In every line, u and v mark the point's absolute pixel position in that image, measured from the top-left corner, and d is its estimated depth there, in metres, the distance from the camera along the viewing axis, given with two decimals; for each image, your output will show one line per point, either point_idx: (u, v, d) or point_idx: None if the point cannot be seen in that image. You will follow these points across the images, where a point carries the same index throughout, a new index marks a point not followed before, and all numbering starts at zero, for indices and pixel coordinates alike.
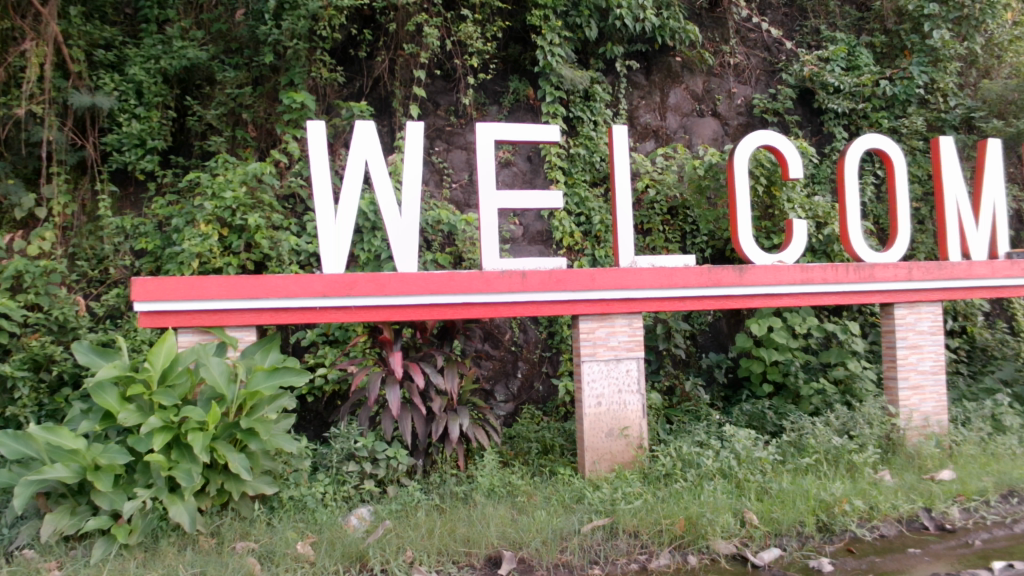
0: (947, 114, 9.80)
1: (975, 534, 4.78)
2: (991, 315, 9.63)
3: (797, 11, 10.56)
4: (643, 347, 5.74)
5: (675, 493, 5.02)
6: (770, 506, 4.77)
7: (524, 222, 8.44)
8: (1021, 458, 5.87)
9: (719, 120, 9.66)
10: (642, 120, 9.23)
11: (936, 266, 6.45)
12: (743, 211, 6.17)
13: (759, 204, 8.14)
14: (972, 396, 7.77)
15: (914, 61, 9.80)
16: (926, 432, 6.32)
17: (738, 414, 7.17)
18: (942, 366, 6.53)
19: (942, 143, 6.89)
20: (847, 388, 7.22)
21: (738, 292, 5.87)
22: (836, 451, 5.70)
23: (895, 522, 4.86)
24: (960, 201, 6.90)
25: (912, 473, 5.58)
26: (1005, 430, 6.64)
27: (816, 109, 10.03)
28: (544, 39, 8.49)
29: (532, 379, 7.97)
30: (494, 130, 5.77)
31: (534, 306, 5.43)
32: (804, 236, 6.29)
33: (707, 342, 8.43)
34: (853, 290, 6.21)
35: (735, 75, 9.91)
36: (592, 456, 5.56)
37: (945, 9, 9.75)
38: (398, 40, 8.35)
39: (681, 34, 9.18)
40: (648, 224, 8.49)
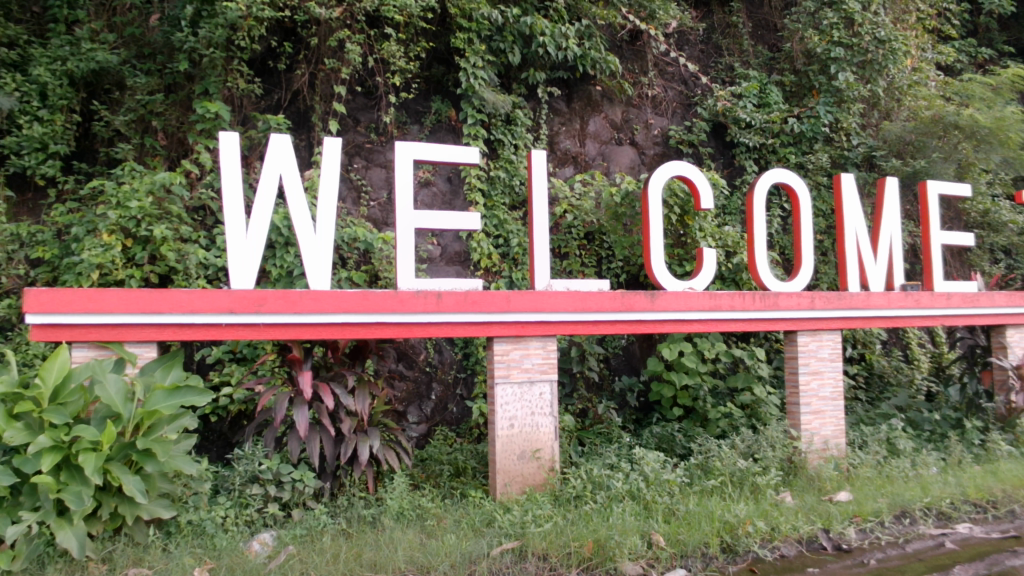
0: (850, 152, 10.38)
1: (870, 554, 4.97)
2: (888, 343, 10.14)
3: (712, 48, 11.06)
4: (556, 370, 5.79)
5: (585, 515, 5.07)
6: (677, 528, 4.86)
7: (442, 242, 8.42)
8: (912, 480, 6.17)
9: (636, 149, 9.91)
10: (562, 146, 9.40)
11: (836, 297, 6.76)
12: (656, 238, 6.31)
13: (672, 232, 8.36)
14: (869, 421, 8.14)
15: (821, 101, 10.32)
16: (825, 456, 6.59)
17: (648, 436, 7.31)
18: (841, 392, 6.82)
19: (843, 179, 7.25)
20: (752, 412, 7.46)
21: (649, 317, 5.99)
22: (740, 473, 5.88)
23: (794, 542, 5.00)
24: (859, 234, 7.24)
25: (811, 494, 5.79)
26: (899, 453, 6.97)
27: (728, 143, 10.41)
28: (467, 61, 8.60)
29: (446, 401, 7.94)
30: (413, 150, 5.73)
31: (448, 327, 5.40)
32: (713, 264, 6.48)
33: (619, 365, 8.58)
34: (758, 317, 6.43)
35: (652, 107, 10.21)
36: (503, 478, 5.53)
37: (850, 53, 10.28)
38: (318, 54, 8.27)
39: (601, 64, 9.40)
40: (565, 248, 8.62)
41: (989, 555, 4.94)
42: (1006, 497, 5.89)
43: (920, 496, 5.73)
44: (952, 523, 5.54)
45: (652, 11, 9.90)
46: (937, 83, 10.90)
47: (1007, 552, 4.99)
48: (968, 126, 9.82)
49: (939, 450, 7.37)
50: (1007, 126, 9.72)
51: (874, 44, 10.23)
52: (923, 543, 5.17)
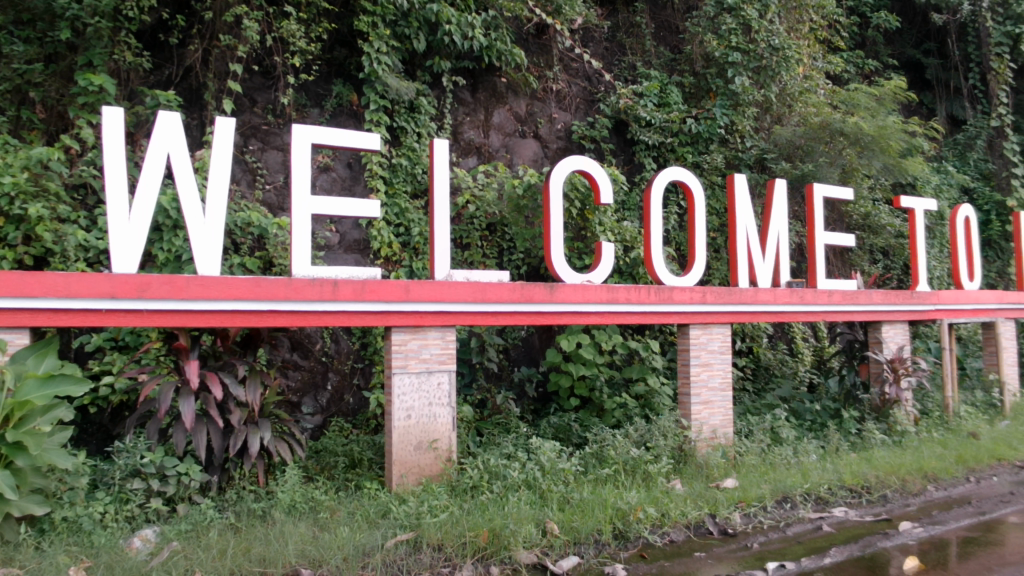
0: (743, 154, 10.83)
1: (753, 537, 5.20)
2: (775, 337, 10.67)
3: (616, 47, 11.31)
4: (455, 360, 5.78)
5: (481, 505, 5.10)
6: (570, 517, 4.95)
7: (341, 229, 8.29)
8: (793, 467, 6.51)
9: (540, 142, 10.01)
10: (466, 136, 9.39)
11: (726, 291, 7.03)
12: (556, 232, 6.38)
13: (573, 226, 8.49)
14: (755, 411, 8.54)
15: (718, 103, 10.71)
16: (713, 444, 6.86)
17: (546, 427, 7.43)
18: (729, 383, 7.10)
19: (737, 179, 7.52)
20: (646, 403, 7.67)
21: (548, 309, 6.07)
22: (633, 461, 6.07)
23: (683, 528, 5.19)
24: (749, 232, 7.54)
25: (700, 481, 6.02)
26: (781, 442, 7.33)
27: (629, 140, 10.64)
28: (371, 46, 8.45)
29: (342, 392, 7.83)
30: (312, 133, 5.58)
31: (344, 316, 5.30)
32: (611, 258, 6.62)
33: (519, 356, 8.66)
34: (653, 311, 6.62)
35: (556, 101, 10.33)
36: (399, 469, 5.48)
37: (746, 58, 10.69)
38: (213, 30, 7.97)
39: (507, 56, 9.45)
40: (466, 239, 8.62)
41: (862, 537, 5.19)
42: (878, 482, 6.27)
43: (800, 482, 6.05)
44: (828, 507, 5.87)
45: (557, 6, 10.00)
46: (825, 91, 11.50)
47: (877, 534, 5.24)
48: (853, 133, 10.39)
49: (818, 438, 7.82)
50: (887, 135, 10.34)
51: (769, 51, 10.68)
52: (802, 526, 5.45)
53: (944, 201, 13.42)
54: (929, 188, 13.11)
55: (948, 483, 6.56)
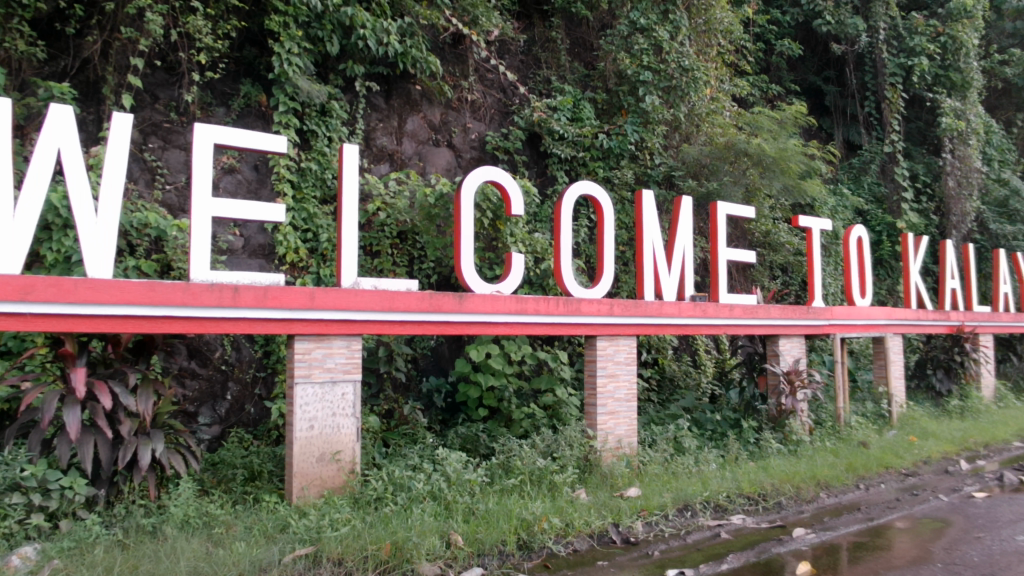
0: (652, 171, 11.14)
1: (654, 545, 5.30)
2: (680, 349, 11.02)
3: (531, 60, 11.47)
4: (360, 370, 5.68)
5: (384, 517, 5.03)
6: (475, 528, 4.95)
7: (245, 233, 8.10)
8: (694, 476, 6.71)
9: (453, 152, 10.01)
10: (379, 143, 9.33)
11: (633, 304, 7.18)
12: (466, 242, 6.36)
13: (484, 236, 8.52)
14: (659, 421, 8.76)
15: (629, 120, 10.98)
16: (618, 453, 6.98)
17: (453, 437, 7.41)
18: (634, 394, 7.24)
19: (644, 195, 7.70)
20: (554, 413, 7.74)
21: (457, 319, 6.05)
22: (539, 472, 6.13)
23: (586, 537, 5.25)
24: (656, 247, 7.73)
25: (604, 490, 6.12)
26: (684, 451, 7.54)
27: (541, 153, 10.77)
28: (281, 46, 8.27)
29: (242, 402, 7.61)
30: (215, 133, 5.38)
31: (245, 323, 5.13)
32: (521, 270, 6.66)
33: (427, 366, 8.73)
34: (561, 322, 6.68)
35: (471, 111, 10.35)
36: (300, 481, 5.33)
37: (657, 78, 11.01)
38: (114, 21, 7.66)
39: (422, 64, 9.43)
40: (376, 246, 8.53)
41: (757, 543, 5.37)
42: (774, 490, 6.52)
43: (701, 490, 6.23)
44: (727, 514, 6.05)
45: (474, 17, 10.06)
46: (731, 113, 11.96)
47: (772, 541, 5.44)
48: (756, 154, 10.83)
49: (718, 447, 8.08)
50: (788, 157, 10.85)
51: (679, 72, 11.02)
52: (701, 534, 5.60)
53: (839, 221, 14.16)
54: (826, 210, 13.83)
55: (838, 490, 6.88)
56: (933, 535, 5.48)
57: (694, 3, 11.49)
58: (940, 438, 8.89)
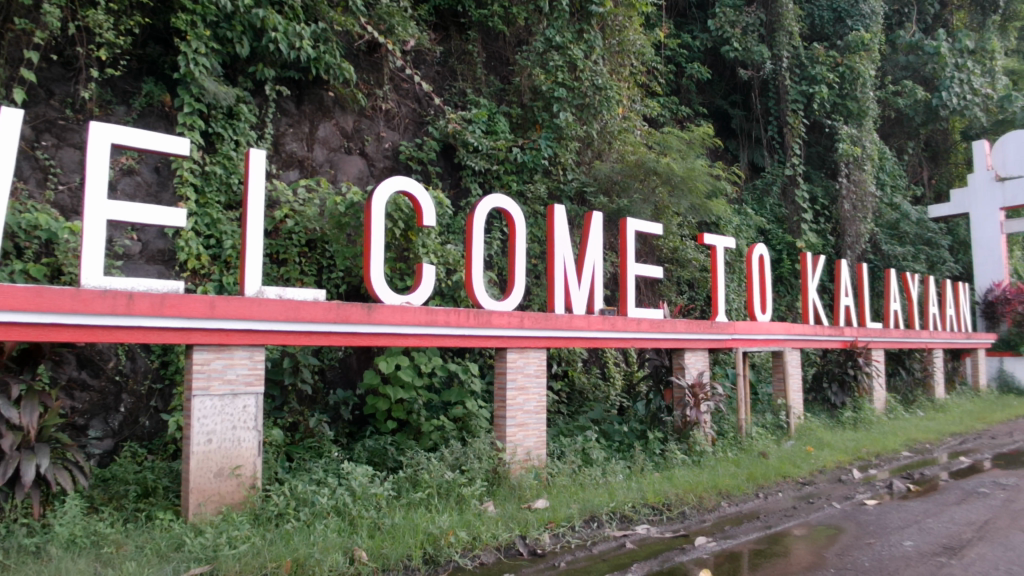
0: (565, 186, 11.30)
1: (561, 556, 5.32)
2: (590, 361, 11.23)
3: (448, 72, 11.55)
4: (262, 382, 5.51)
5: (285, 534, 4.89)
6: (380, 543, 4.88)
7: (144, 237, 7.78)
8: (601, 487, 6.83)
9: (365, 160, 9.91)
10: (288, 148, 9.18)
11: (543, 317, 7.21)
12: (376, 251, 6.26)
13: (395, 246, 8.43)
14: (567, 432, 8.86)
15: (543, 135, 11.11)
16: (527, 465, 6.99)
17: (359, 451, 7.31)
18: (543, 406, 7.25)
19: (556, 210, 7.77)
20: (463, 425, 7.70)
21: (365, 330, 5.95)
22: (447, 485, 6.14)
23: (493, 550, 5.23)
24: (567, 261, 7.82)
25: (512, 502, 6.14)
26: (592, 462, 7.66)
27: (455, 164, 10.78)
28: (188, 45, 8.01)
29: (136, 414, 7.28)
30: (112, 132, 5.13)
31: (140, 332, 4.89)
32: (431, 281, 6.62)
33: (335, 377, 8.65)
34: (471, 334, 6.66)
35: (385, 120, 10.30)
36: (196, 497, 5.11)
37: (570, 95, 11.17)
38: (8, 11, 7.27)
39: (335, 70, 9.30)
40: (283, 254, 8.38)
41: (661, 552, 5.48)
42: (677, 500, 6.69)
43: (607, 502, 6.33)
44: (632, 524, 6.15)
45: (390, 26, 9.98)
46: (642, 132, 12.28)
47: (675, 550, 5.56)
48: (664, 173, 11.16)
49: (625, 458, 8.24)
50: (695, 177, 11.27)
51: (592, 90, 11.25)
52: (607, 544, 5.66)
53: (743, 240, 14.77)
54: (730, 228, 14.38)
55: (738, 499, 7.12)
56: (827, 542, 5.73)
57: (609, 24, 11.79)
58: (834, 448, 9.34)
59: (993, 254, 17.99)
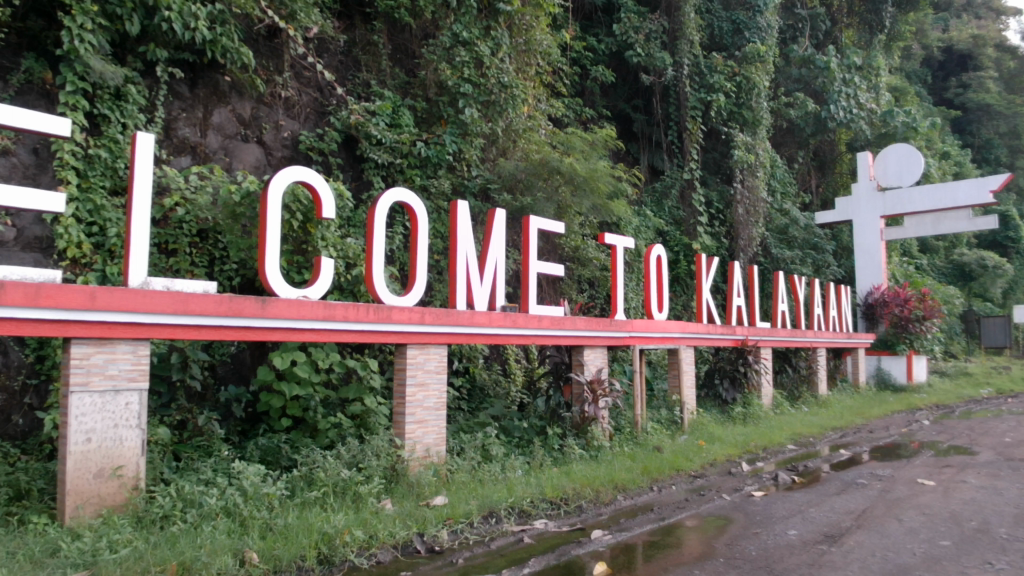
0: (469, 182, 11.25)
1: (458, 553, 5.30)
2: (491, 358, 11.35)
3: (351, 62, 11.35)
4: (147, 378, 5.23)
5: (170, 537, 4.68)
6: (272, 544, 4.74)
7: (19, 223, 7.28)
8: (500, 482, 6.88)
9: (263, 149, 9.62)
10: (180, 133, 8.78)
11: (444, 313, 7.16)
12: (272, 243, 6.04)
13: (293, 238, 8.20)
14: (468, 429, 8.85)
15: (447, 130, 11.04)
16: (426, 462, 6.91)
17: (252, 449, 7.08)
18: (443, 402, 7.19)
19: (459, 206, 7.72)
20: (361, 422, 7.56)
21: (258, 324, 5.75)
22: (343, 483, 6.04)
23: (390, 548, 5.17)
24: (469, 257, 7.78)
25: (410, 500, 6.09)
26: (491, 458, 7.69)
27: (357, 157, 10.61)
28: (73, 20, 7.58)
29: (8, 412, 6.81)
30: None
31: (12, 324, 4.55)
32: (329, 275, 6.46)
33: (227, 373, 8.39)
34: (370, 330, 6.54)
35: (284, 108, 10.03)
36: (73, 500, 4.81)
37: (476, 92, 11.15)
38: None
39: (232, 54, 9.00)
40: (173, 244, 8.02)
41: (558, 546, 5.55)
42: (575, 494, 6.80)
43: (506, 497, 6.37)
44: (530, 519, 6.21)
45: (292, 11, 9.67)
46: (546, 131, 12.41)
47: (572, 543, 5.65)
48: (568, 172, 11.31)
49: (524, 454, 8.32)
50: (597, 177, 11.50)
51: (498, 87, 11.27)
52: (505, 539, 5.68)
53: (642, 240, 15.19)
54: (630, 229, 14.75)
55: (633, 492, 7.30)
56: (717, 532, 5.96)
57: (516, 23, 11.86)
58: (724, 442, 9.73)
59: (874, 258, 19.13)
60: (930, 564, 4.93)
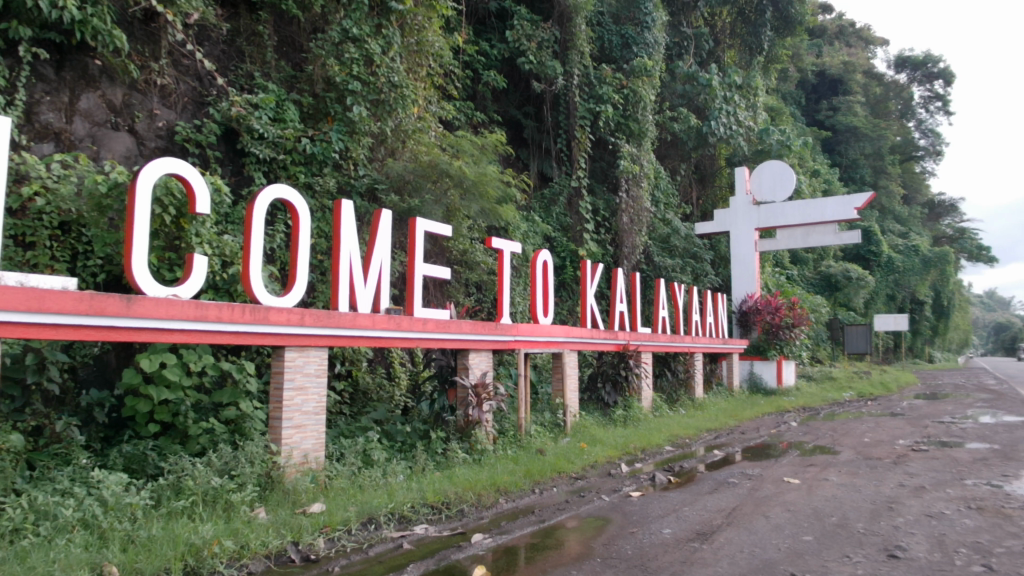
0: (355, 181, 11.06)
1: (335, 561, 5.17)
2: (374, 361, 11.18)
3: (234, 52, 10.93)
4: None
5: (20, 552, 4.32)
6: (134, 556, 4.48)
7: None
8: (380, 488, 6.78)
9: (135, 138, 9.15)
10: (42, 118, 8.36)
11: (325, 314, 6.96)
12: (141, 238, 5.67)
13: (164, 234, 7.79)
14: (349, 433, 8.65)
15: (334, 128, 10.77)
16: (303, 469, 6.67)
17: (115, 457, 6.65)
18: (323, 407, 6.98)
19: (343, 205, 7.54)
20: (235, 428, 7.24)
21: (122, 324, 5.40)
22: (214, 491, 5.78)
23: (262, 559, 4.97)
24: (353, 258, 7.62)
25: (285, 508, 5.89)
26: (372, 464, 7.54)
27: (238, 151, 10.22)
28: None
29: None
30: None
31: None
32: (203, 273, 6.16)
33: (88, 377, 7.91)
34: (246, 331, 6.27)
35: (159, 97, 9.55)
36: None
37: (365, 89, 10.93)
38: None
39: (104, 37, 8.48)
40: (30, 237, 7.45)
41: (438, 551, 5.51)
42: (456, 498, 6.79)
43: (386, 503, 6.27)
44: (410, 524, 6.13)
45: None
46: (436, 134, 12.34)
47: (452, 548, 5.62)
48: (457, 175, 11.29)
49: (406, 458, 8.22)
50: (486, 181, 11.58)
51: (387, 86, 11.07)
52: (383, 546, 5.58)
53: (530, 246, 15.37)
54: (518, 233, 14.87)
55: (515, 495, 7.36)
56: (595, 533, 6.09)
57: (408, 22, 11.75)
58: (605, 444, 9.99)
59: (748, 268, 20.16)
60: (793, 558, 5.21)
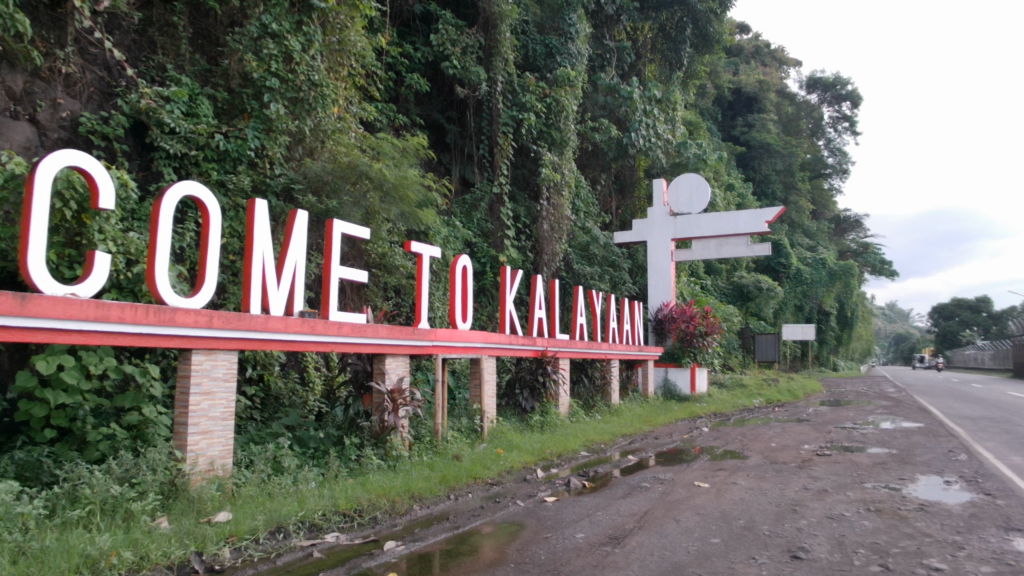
0: (271, 180, 10.80)
1: (240, 572, 5.01)
2: (287, 365, 10.91)
3: (146, 42, 10.56)
4: None
5: None
6: (24, 568, 4.24)
7: None
8: (290, 496, 6.62)
9: (36, 128, 8.76)
10: None
11: (235, 317, 6.74)
12: (38, 234, 5.36)
13: (64, 230, 7.40)
14: (259, 439, 8.41)
15: (250, 125, 10.47)
16: (209, 476, 6.43)
17: (5, 464, 6.27)
18: (231, 412, 6.75)
19: (257, 204, 7.34)
20: (138, 433, 6.93)
21: (15, 325, 5.10)
22: (112, 500, 5.52)
23: (163, 570, 4.77)
24: (266, 259, 7.42)
25: (189, 517, 5.68)
26: (282, 471, 7.34)
27: (146, 145, 9.90)
28: None
29: None
30: None
31: None
32: (104, 271, 5.88)
33: None
34: (150, 333, 6.02)
35: (64, 85, 9.15)
36: None
37: (283, 87, 10.65)
38: None
39: (5, 20, 7.87)
40: None
41: (349, 559, 5.41)
42: (370, 505, 6.68)
43: (296, 511, 6.12)
44: (321, 533, 6.00)
45: None
46: (357, 134, 12.16)
47: (364, 556, 5.54)
48: (377, 178, 11.16)
49: (319, 465, 8.04)
50: (405, 185, 11.51)
51: (307, 85, 10.86)
52: (292, 555, 5.45)
53: (450, 250, 15.34)
54: (438, 238, 14.80)
55: (430, 501, 7.31)
56: (509, 538, 6.12)
57: (330, 21, 11.56)
58: (522, 450, 10.04)
59: (664, 277, 20.68)
60: (701, 561, 5.37)
